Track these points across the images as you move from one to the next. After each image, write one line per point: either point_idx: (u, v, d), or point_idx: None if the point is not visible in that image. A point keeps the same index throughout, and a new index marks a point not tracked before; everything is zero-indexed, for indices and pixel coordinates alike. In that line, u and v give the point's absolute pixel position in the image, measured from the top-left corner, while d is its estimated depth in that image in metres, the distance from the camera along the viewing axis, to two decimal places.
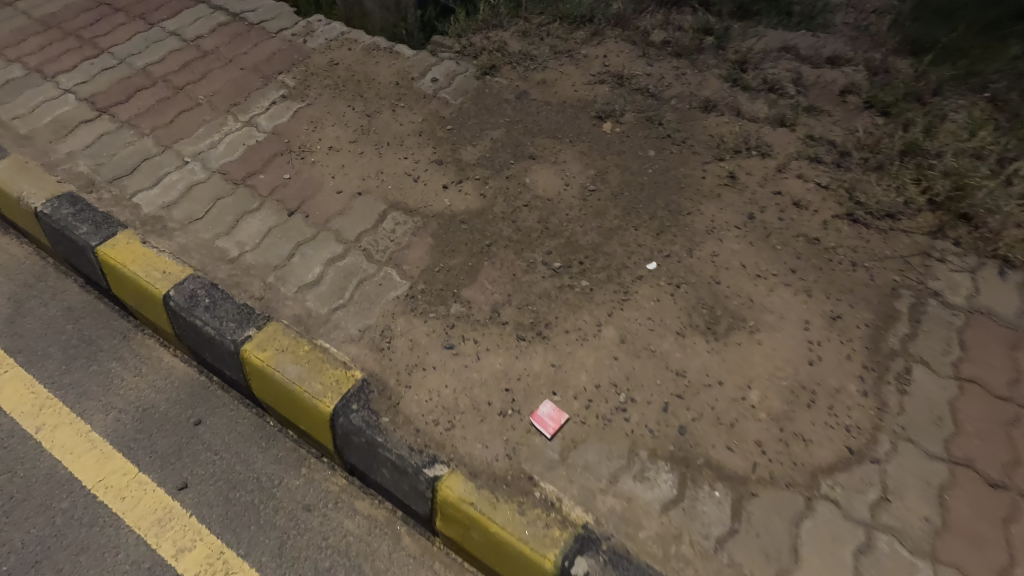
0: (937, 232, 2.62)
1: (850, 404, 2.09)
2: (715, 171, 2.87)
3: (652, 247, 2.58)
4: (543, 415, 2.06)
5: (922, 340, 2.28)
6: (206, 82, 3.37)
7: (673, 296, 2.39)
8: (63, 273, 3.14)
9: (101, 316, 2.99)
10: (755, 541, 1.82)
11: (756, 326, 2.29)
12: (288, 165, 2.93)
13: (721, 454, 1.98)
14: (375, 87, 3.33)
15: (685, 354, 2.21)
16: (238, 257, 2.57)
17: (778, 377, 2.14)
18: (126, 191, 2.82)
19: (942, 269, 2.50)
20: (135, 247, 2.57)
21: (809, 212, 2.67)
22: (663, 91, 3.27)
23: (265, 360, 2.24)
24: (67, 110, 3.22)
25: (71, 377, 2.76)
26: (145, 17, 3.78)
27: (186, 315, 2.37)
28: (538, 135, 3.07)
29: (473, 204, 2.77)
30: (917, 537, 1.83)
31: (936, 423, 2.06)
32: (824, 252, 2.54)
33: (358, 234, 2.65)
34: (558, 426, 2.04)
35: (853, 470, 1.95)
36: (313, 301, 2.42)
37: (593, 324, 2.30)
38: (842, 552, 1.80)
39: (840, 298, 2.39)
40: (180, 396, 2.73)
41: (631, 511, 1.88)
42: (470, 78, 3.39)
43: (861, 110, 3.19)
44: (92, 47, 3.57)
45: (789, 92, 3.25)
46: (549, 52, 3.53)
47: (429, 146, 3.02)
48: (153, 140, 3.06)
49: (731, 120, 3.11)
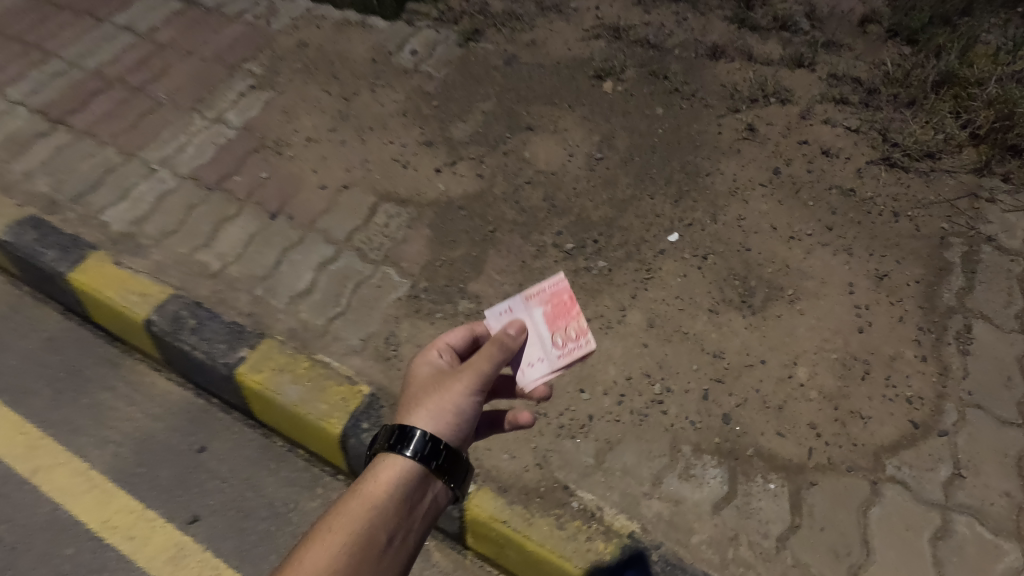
0: (982, 169, 2.37)
1: (909, 372, 1.89)
2: (732, 125, 2.59)
3: (672, 216, 2.34)
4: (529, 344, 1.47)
5: (980, 293, 2.07)
6: (164, 77, 3.08)
7: (700, 270, 2.17)
8: (16, 292, 2.78)
9: (84, 344, 2.61)
10: (821, 537, 1.65)
11: (796, 294, 2.08)
12: (264, 162, 2.68)
13: (773, 443, 1.79)
14: (350, 66, 3.03)
15: (722, 334, 2.01)
16: (221, 270, 2.36)
17: (827, 350, 1.94)
18: (92, 209, 2.59)
19: (993, 211, 2.26)
20: (107, 269, 2.36)
21: (840, 160, 2.43)
22: (664, 40, 2.95)
23: (262, 383, 2.04)
24: (19, 124, 2.95)
25: (60, 413, 2.43)
26: (91, 13, 3.47)
27: (173, 340, 2.17)
28: (533, 102, 2.78)
29: (471, 186, 2.52)
30: (1000, 515, 1.66)
31: (1008, 383, 1.88)
32: (862, 204, 2.30)
33: (348, 232, 2.42)
34: (564, 314, 1.50)
35: (920, 446, 1.77)
36: (308, 311, 2.22)
37: (616, 309, 2.09)
38: (919, 541, 1.63)
39: (885, 254, 2.16)
40: (178, 422, 2.40)
41: (679, 515, 1.71)
42: (452, 47, 3.07)
43: (885, 41, 2.87)
44: (39, 52, 3.28)
45: (803, 28, 2.93)
46: (535, 9, 3.19)
47: (416, 127, 2.74)
48: (115, 149, 2.81)
49: (743, 66, 2.81)
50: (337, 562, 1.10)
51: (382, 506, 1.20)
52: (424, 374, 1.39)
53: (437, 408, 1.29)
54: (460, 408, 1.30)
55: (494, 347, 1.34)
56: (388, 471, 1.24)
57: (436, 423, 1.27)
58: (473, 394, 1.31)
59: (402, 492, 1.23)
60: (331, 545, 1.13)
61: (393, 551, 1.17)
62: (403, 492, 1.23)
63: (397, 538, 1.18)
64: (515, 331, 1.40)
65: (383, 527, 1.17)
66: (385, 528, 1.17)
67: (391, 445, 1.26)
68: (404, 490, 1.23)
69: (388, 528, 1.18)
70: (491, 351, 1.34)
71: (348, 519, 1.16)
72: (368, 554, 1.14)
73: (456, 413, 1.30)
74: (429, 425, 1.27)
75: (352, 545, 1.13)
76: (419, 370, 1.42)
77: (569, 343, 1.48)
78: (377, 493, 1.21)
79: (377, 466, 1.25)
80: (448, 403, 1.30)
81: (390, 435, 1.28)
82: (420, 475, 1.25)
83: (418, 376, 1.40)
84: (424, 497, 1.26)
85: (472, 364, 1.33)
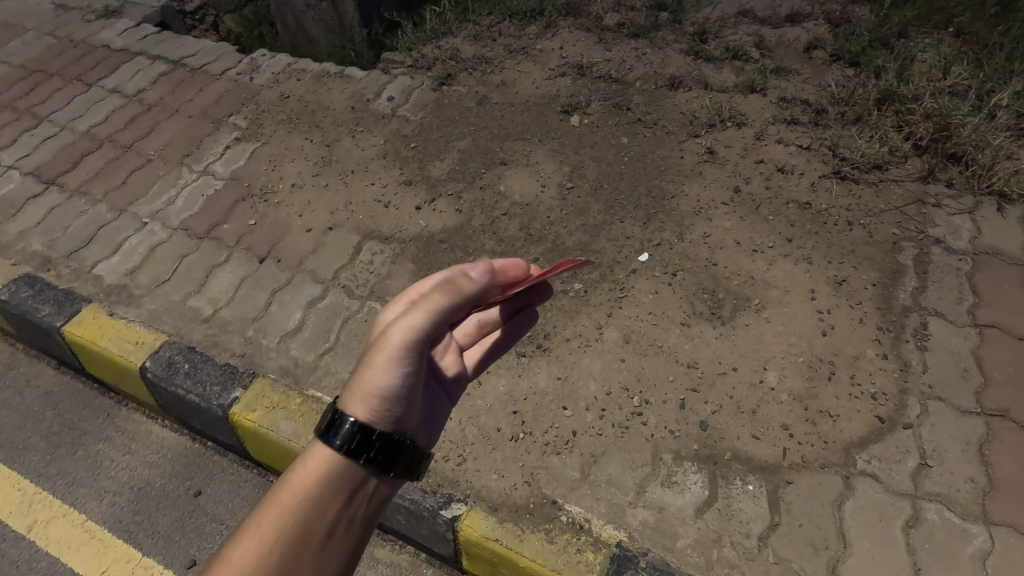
0: (928, 176, 2.54)
1: (872, 370, 2.00)
2: (693, 149, 2.75)
3: (642, 237, 2.46)
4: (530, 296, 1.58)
5: (933, 292, 2.20)
6: (153, 135, 3.22)
7: (671, 286, 2.28)
8: (12, 349, 2.84)
9: (80, 397, 2.66)
10: (799, 533, 1.72)
11: (762, 304, 2.19)
12: (251, 210, 2.80)
13: (748, 445, 1.88)
14: (331, 114, 3.19)
15: (695, 345, 2.11)
16: (213, 314, 2.45)
17: (794, 354, 2.05)
18: (86, 263, 2.69)
19: (939, 215, 2.42)
20: (102, 321, 2.44)
21: (795, 176, 2.59)
22: (626, 75, 3.14)
23: (256, 420, 2.10)
24: (13, 187, 3.06)
25: (57, 467, 2.45)
26: (81, 78, 3.64)
27: (167, 385, 2.23)
28: (506, 139, 2.94)
29: (450, 220, 2.64)
30: (965, 500, 1.75)
31: (964, 374, 1.99)
32: (818, 215, 2.45)
33: (335, 271, 2.53)
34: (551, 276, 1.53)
35: (887, 440, 1.86)
36: (299, 349, 2.31)
37: (594, 327, 2.19)
38: (892, 530, 1.71)
39: (843, 261, 2.29)
40: (174, 468, 2.43)
41: (664, 521, 1.77)
42: (427, 92, 3.25)
43: (829, 64, 3.09)
44: (31, 118, 3.42)
45: (753, 56, 3.14)
46: (503, 52, 3.40)
47: (396, 168, 2.88)
48: (107, 205, 2.92)
49: (700, 94, 2.99)
50: (269, 554, 1.06)
51: (315, 496, 1.14)
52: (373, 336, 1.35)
53: (370, 380, 1.23)
54: (400, 378, 1.24)
55: (438, 299, 1.32)
56: (319, 461, 1.18)
57: (376, 408, 1.22)
58: (410, 361, 1.25)
59: (337, 479, 1.18)
60: (262, 537, 1.07)
61: (329, 542, 1.12)
62: (338, 481, 1.18)
63: (335, 527, 1.14)
64: (481, 271, 1.39)
65: (318, 516, 1.12)
66: (321, 518, 1.12)
67: (321, 430, 1.19)
68: (339, 476, 1.18)
69: (325, 517, 1.13)
70: (434, 306, 1.31)
71: (282, 507, 1.11)
72: (302, 546, 1.09)
73: (397, 395, 1.25)
74: (368, 408, 1.22)
75: (282, 539, 1.08)
76: (370, 334, 1.38)
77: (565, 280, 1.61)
78: (310, 481, 1.16)
79: (308, 454, 1.19)
80: (391, 384, 1.24)
81: (319, 417, 1.20)
82: (355, 462, 1.19)
83: (368, 340, 1.36)
84: (365, 486, 1.21)
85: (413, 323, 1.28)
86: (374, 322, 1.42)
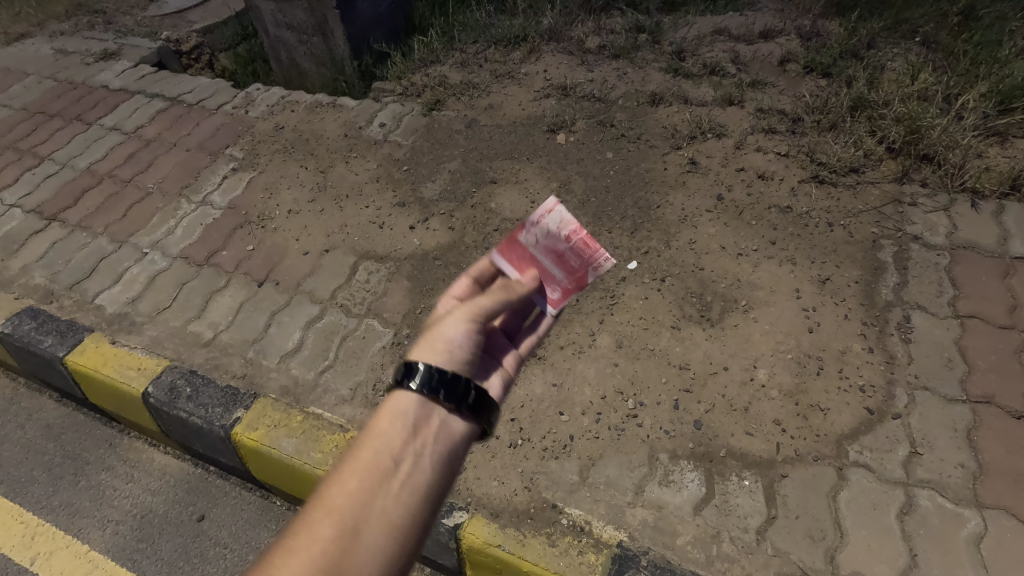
0: (902, 177, 2.63)
1: (859, 363, 2.05)
2: (675, 160, 2.84)
3: (630, 246, 2.52)
4: (534, 248, 1.60)
5: (914, 286, 2.27)
6: (151, 169, 3.31)
7: (660, 291, 2.34)
8: (14, 383, 2.87)
9: (82, 428, 2.69)
10: (797, 525, 1.75)
11: (749, 304, 2.25)
12: (249, 236, 2.87)
13: (742, 442, 1.92)
14: (325, 142, 3.29)
15: (685, 347, 2.16)
16: (214, 338, 2.49)
17: (782, 351, 2.10)
18: (88, 294, 2.74)
19: (916, 213, 2.50)
20: (104, 349, 2.49)
21: (775, 182, 2.68)
22: (608, 93, 3.26)
23: (258, 439, 2.13)
24: (15, 224, 3.13)
25: (60, 498, 2.45)
26: (81, 118, 3.75)
27: (169, 409, 2.26)
28: (494, 159, 3.03)
29: (443, 238, 2.71)
30: (957, 486, 1.79)
31: (948, 364, 2.05)
32: (800, 218, 2.53)
33: (333, 291, 2.59)
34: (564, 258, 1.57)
35: (877, 430, 1.91)
36: (298, 368, 2.35)
37: (586, 334, 2.24)
38: (887, 518, 1.74)
39: (825, 260, 2.36)
40: (176, 494, 2.44)
41: (664, 519, 1.80)
42: (418, 117, 3.36)
43: (802, 76, 3.21)
44: (33, 157, 3.51)
45: (730, 71, 3.27)
46: (490, 77, 3.53)
47: (389, 191, 2.96)
48: (108, 237, 2.99)
49: (680, 109, 3.10)
50: (346, 491, 1.07)
51: (387, 439, 1.16)
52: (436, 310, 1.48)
53: (428, 338, 1.33)
54: (462, 339, 1.35)
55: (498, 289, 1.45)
56: (388, 409, 1.22)
57: (435, 356, 1.29)
58: (466, 322, 1.36)
59: (408, 421, 1.20)
60: (339, 479, 1.09)
61: (403, 479, 1.11)
62: (407, 425, 1.20)
63: (407, 464, 1.14)
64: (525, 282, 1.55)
65: (389, 453, 1.13)
66: (392, 455, 1.14)
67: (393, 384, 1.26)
68: (409, 419, 1.20)
69: (396, 454, 1.14)
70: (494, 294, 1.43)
71: (358, 453, 1.13)
72: (376, 483, 1.09)
73: (453, 347, 1.33)
74: (428, 357, 1.28)
75: (357, 477, 1.09)
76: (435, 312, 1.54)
77: (541, 217, 1.57)
78: (383, 426, 1.18)
79: (380, 405, 1.23)
80: (448, 338, 1.34)
81: (394, 373, 1.27)
82: (425, 404, 1.23)
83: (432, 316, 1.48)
84: (432, 424, 1.23)
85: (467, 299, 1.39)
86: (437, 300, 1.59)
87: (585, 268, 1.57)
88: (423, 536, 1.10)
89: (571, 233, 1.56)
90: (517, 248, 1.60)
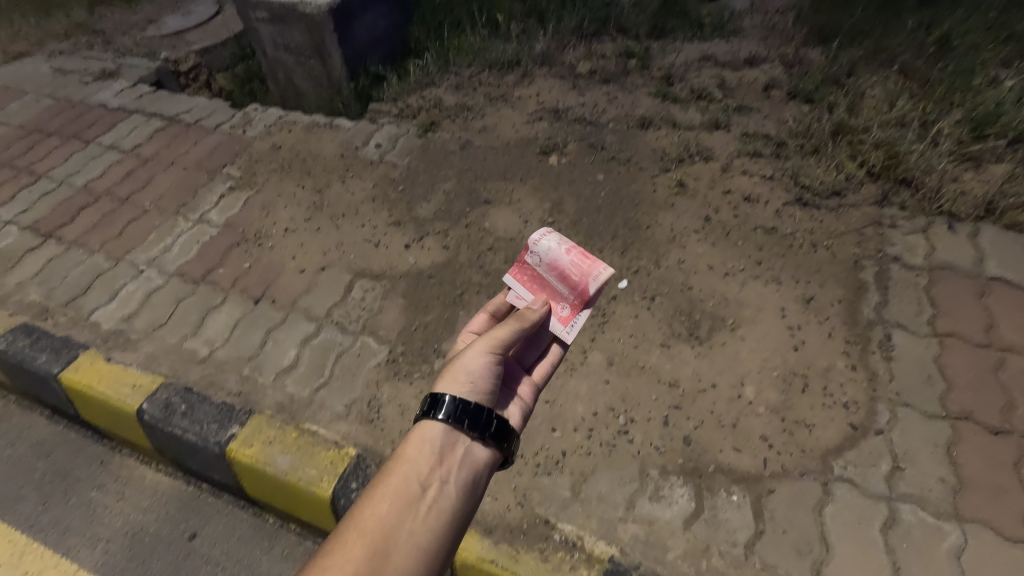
0: (882, 200, 2.72)
1: (842, 380, 2.11)
2: (664, 182, 2.93)
3: (620, 265, 2.58)
4: (540, 267, 1.83)
5: (895, 305, 2.34)
6: (149, 187, 3.35)
7: (650, 310, 2.39)
8: (5, 400, 2.86)
9: (73, 445, 2.68)
10: (784, 539, 1.79)
11: (736, 323, 2.31)
12: (246, 254, 2.90)
13: (731, 457, 1.96)
14: (322, 162, 3.35)
15: (675, 364, 2.21)
16: (209, 355, 2.51)
17: (768, 368, 2.16)
18: (83, 311, 2.76)
19: (896, 235, 2.59)
20: (99, 366, 2.50)
21: (760, 204, 2.76)
22: (599, 117, 3.35)
23: (253, 456, 2.14)
24: (11, 241, 3.15)
25: (49, 516, 2.44)
26: (78, 136, 3.79)
27: (164, 425, 2.27)
28: (488, 180, 3.10)
29: (438, 257, 2.76)
30: (938, 500, 1.84)
31: (928, 381, 2.11)
32: (784, 239, 2.61)
33: (328, 308, 2.62)
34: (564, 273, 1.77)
35: (860, 446, 1.96)
36: (294, 385, 2.37)
37: (579, 352, 2.28)
38: (871, 532, 1.79)
39: (810, 280, 2.44)
40: (168, 512, 2.44)
41: (654, 534, 1.83)
42: (413, 138, 3.43)
43: (786, 101, 3.33)
44: (30, 175, 3.54)
45: (716, 97, 3.38)
46: (484, 100, 3.62)
47: (385, 210, 3.02)
48: (104, 255, 3.01)
49: (669, 132, 3.20)
50: (382, 511, 1.26)
51: (416, 467, 1.35)
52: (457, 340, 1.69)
53: (453, 369, 1.53)
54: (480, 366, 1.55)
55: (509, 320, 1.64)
56: (417, 439, 1.41)
57: (459, 385, 1.50)
58: (486, 354, 1.56)
59: (433, 450, 1.40)
60: (375, 502, 1.28)
61: (430, 502, 1.30)
62: (433, 454, 1.39)
63: (433, 489, 1.33)
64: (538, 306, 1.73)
65: (418, 478, 1.33)
66: (419, 482, 1.33)
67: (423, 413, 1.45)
68: (435, 448, 1.40)
69: (423, 480, 1.34)
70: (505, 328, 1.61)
71: (392, 480, 1.32)
72: (409, 504, 1.29)
73: (472, 376, 1.53)
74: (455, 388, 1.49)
75: (391, 500, 1.29)
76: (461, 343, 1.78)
77: (540, 238, 1.82)
78: (412, 454, 1.38)
79: (408, 436, 1.43)
80: (467, 369, 1.54)
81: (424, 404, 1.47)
82: (449, 434, 1.43)
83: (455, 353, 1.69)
84: (454, 451, 1.42)
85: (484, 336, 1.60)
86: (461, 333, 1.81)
87: (583, 280, 1.74)
88: (447, 556, 1.27)
89: (567, 250, 1.79)
90: (525, 268, 1.85)
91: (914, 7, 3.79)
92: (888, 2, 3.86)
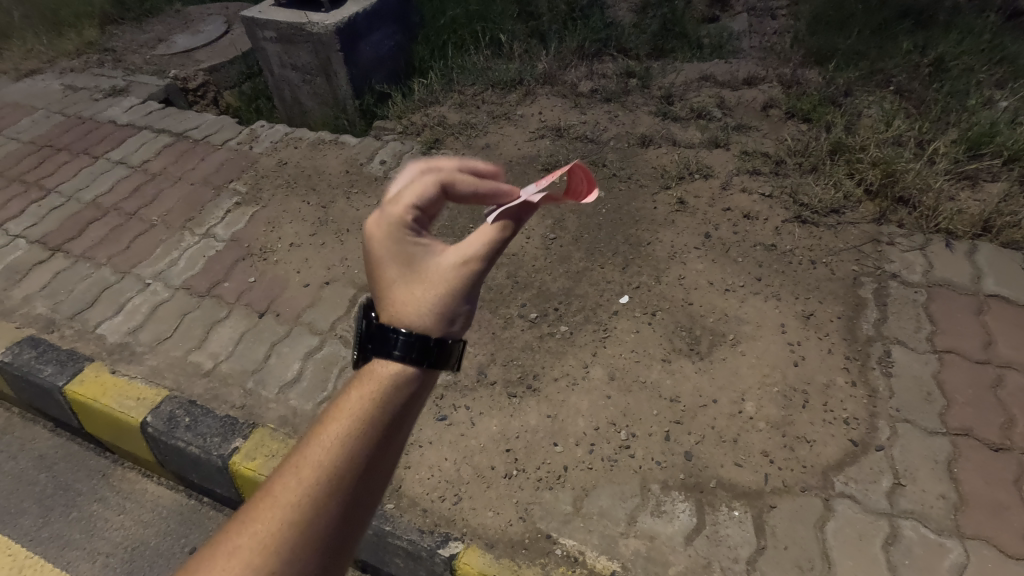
0: (880, 218, 2.76)
1: (842, 396, 2.12)
2: (665, 200, 2.97)
3: (621, 281, 2.60)
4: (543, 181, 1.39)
5: (894, 322, 2.36)
6: (156, 202, 3.40)
7: (651, 325, 2.42)
8: (8, 413, 2.88)
9: (75, 458, 2.69)
10: (785, 555, 1.80)
11: (737, 338, 2.33)
12: (251, 268, 2.94)
13: (732, 472, 1.97)
14: (327, 178, 3.40)
15: (676, 379, 2.23)
16: (213, 368, 2.53)
17: (769, 384, 2.17)
18: (89, 324, 2.78)
19: (894, 252, 2.62)
20: (104, 379, 2.52)
21: (760, 221, 2.80)
22: (600, 135, 3.41)
23: (256, 469, 2.15)
24: (19, 254, 3.19)
25: (50, 530, 2.44)
26: (88, 152, 3.86)
27: (168, 439, 2.28)
28: None
29: None
30: (939, 516, 1.85)
31: (928, 398, 2.12)
32: (784, 256, 2.64)
33: (332, 322, 2.65)
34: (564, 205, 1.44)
35: (861, 462, 1.97)
36: (297, 399, 2.39)
37: (580, 366, 2.30)
38: (872, 548, 1.79)
39: (809, 296, 2.46)
40: (168, 526, 2.43)
41: (655, 550, 1.84)
42: (417, 155, 3.49)
43: (784, 121, 3.39)
44: (39, 189, 3.59)
45: (716, 116, 3.44)
46: (487, 118, 3.68)
47: None
48: (111, 268, 3.04)
49: (669, 150, 3.25)
50: (335, 460, 0.93)
51: (384, 405, 0.98)
52: (398, 260, 1.07)
53: (423, 304, 1.05)
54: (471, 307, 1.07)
55: (490, 233, 1.07)
56: (387, 371, 1.00)
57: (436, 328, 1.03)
58: (470, 289, 1.06)
59: (406, 385, 1.01)
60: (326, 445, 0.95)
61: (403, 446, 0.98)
62: (407, 389, 1.00)
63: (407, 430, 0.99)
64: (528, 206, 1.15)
65: (384, 426, 0.96)
66: (388, 425, 0.97)
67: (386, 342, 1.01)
68: (405, 385, 1.00)
69: (396, 422, 0.98)
70: (485, 250, 1.06)
71: (353, 416, 0.96)
72: (375, 455, 0.95)
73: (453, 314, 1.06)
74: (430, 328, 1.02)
75: (352, 445, 0.94)
76: (401, 258, 1.06)
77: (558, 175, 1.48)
78: (378, 387, 1.00)
79: (371, 360, 1.02)
80: (444, 306, 1.05)
81: (378, 338, 1.01)
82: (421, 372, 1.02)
83: (402, 265, 1.06)
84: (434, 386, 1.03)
85: (457, 262, 1.05)
86: (393, 243, 1.07)
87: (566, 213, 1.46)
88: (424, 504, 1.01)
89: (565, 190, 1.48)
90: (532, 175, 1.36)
91: (908, 29, 3.86)
92: (883, 25, 3.94)
